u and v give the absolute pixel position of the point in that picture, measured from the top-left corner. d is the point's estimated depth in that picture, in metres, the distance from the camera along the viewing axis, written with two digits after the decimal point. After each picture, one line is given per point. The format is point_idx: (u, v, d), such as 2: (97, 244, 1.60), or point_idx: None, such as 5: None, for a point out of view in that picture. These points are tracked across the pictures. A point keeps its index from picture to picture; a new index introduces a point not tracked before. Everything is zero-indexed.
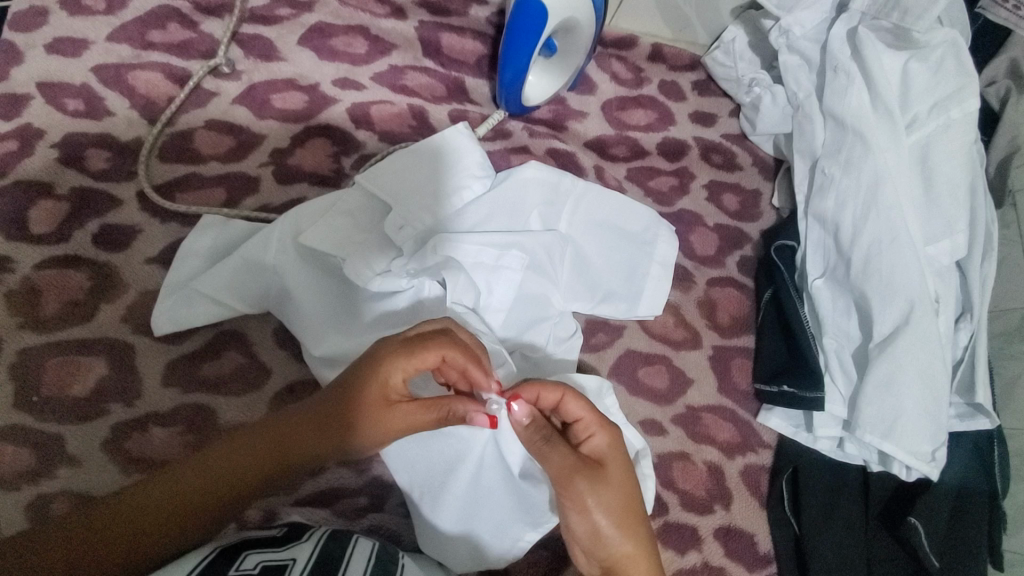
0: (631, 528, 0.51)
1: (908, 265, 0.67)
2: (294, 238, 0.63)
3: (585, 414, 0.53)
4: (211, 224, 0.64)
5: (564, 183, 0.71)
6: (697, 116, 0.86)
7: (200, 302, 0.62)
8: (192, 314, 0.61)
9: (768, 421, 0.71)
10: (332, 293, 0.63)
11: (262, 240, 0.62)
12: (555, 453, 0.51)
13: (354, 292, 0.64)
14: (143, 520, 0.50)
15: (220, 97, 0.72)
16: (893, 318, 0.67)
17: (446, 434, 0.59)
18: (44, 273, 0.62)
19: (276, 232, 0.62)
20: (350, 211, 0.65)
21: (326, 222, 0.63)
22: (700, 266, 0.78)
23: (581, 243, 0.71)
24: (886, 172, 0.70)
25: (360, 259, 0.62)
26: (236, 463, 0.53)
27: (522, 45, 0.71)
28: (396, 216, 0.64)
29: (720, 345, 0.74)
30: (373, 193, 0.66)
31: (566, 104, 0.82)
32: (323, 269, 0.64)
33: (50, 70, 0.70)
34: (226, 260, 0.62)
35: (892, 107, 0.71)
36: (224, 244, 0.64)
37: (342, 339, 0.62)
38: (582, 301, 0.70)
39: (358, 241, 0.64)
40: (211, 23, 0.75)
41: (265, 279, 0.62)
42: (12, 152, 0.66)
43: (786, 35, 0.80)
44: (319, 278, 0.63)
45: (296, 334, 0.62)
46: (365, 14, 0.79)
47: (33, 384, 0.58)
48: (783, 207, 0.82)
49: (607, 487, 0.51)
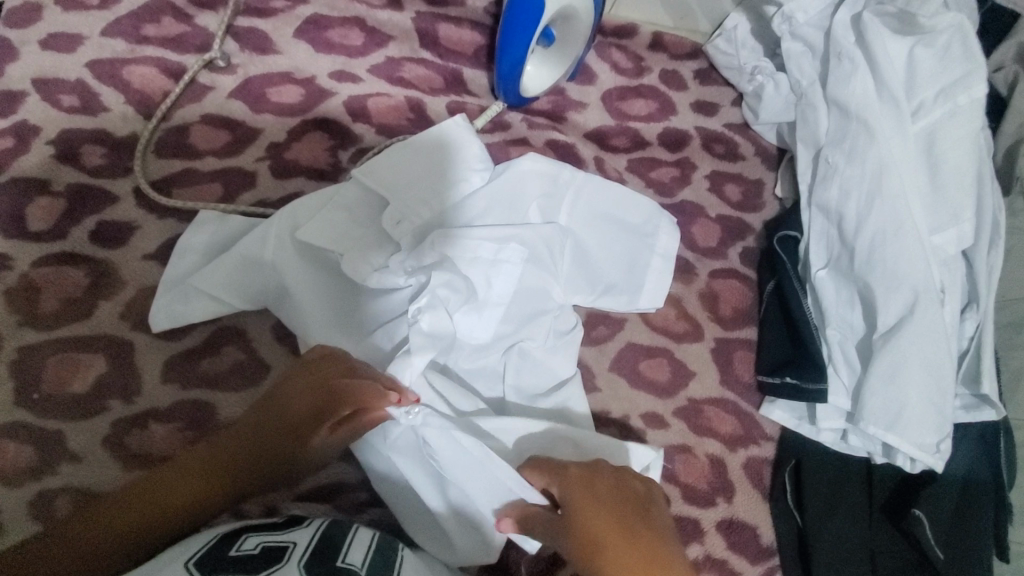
0: (617, 547, 0.52)
1: (913, 255, 0.66)
2: (291, 233, 0.63)
3: (534, 474, 0.57)
4: (210, 220, 0.64)
5: (563, 174, 0.71)
6: (699, 105, 0.84)
7: (199, 299, 0.61)
8: (188, 309, 0.61)
9: (770, 413, 0.70)
10: (332, 291, 0.63)
11: (259, 234, 0.62)
12: (510, 507, 0.56)
13: (353, 288, 0.64)
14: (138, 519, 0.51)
15: (215, 92, 0.71)
16: (898, 309, 0.66)
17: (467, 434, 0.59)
18: (42, 271, 0.62)
19: (274, 227, 0.62)
20: (348, 206, 0.64)
21: (324, 218, 0.63)
22: (702, 258, 0.77)
23: (579, 238, 0.71)
24: (892, 160, 0.69)
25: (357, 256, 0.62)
26: (221, 458, 0.55)
27: (520, 35, 0.69)
28: (392, 213, 0.64)
29: (721, 337, 0.74)
30: (369, 188, 0.65)
31: (565, 94, 0.81)
32: (322, 265, 0.63)
33: (44, 66, 0.69)
34: (224, 258, 0.61)
35: (897, 94, 0.70)
36: (222, 239, 0.64)
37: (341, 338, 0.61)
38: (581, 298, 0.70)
39: (357, 237, 0.63)
40: (207, 16, 0.75)
41: (264, 276, 0.62)
42: (8, 149, 0.65)
43: (789, 22, 0.78)
44: (318, 274, 0.63)
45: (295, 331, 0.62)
46: (361, 6, 0.78)
47: (34, 382, 0.58)
48: (786, 197, 0.81)
49: (573, 514, 0.54)
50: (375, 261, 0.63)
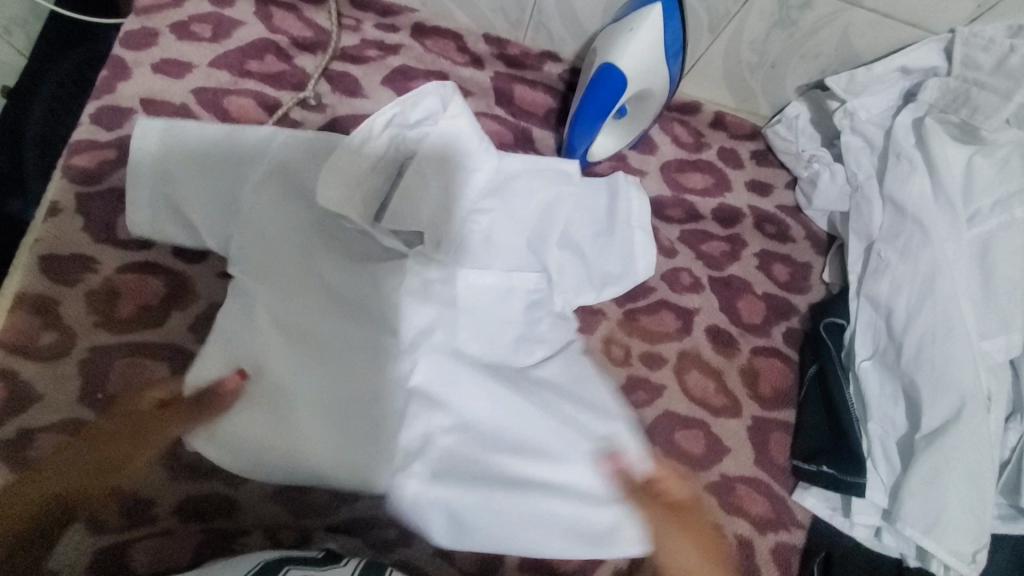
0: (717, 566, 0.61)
1: (962, 360, 0.66)
2: (164, 179, 0.63)
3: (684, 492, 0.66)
4: (253, 227, 0.62)
5: (619, 213, 0.75)
6: (754, 184, 0.85)
7: (260, 276, 0.62)
8: (183, 171, 0.63)
9: (803, 500, 0.72)
10: (283, 378, 0.60)
11: (243, 184, 0.64)
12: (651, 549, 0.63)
13: (295, 345, 0.62)
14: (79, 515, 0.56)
15: (304, 128, 0.74)
16: (943, 412, 0.67)
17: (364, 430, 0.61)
18: (124, 277, 0.65)
19: (209, 213, 0.63)
20: (323, 283, 0.65)
21: (303, 259, 0.64)
22: (745, 333, 0.79)
23: (550, 391, 0.68)
24: (946, 263, 0.70)
25: (315, 327, 0.63)
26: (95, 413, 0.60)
27: (595, 113, 0.71)
28: (396, 199, 0.68)
29: (760, 416, 0.76)
30: (404, 137, 0.70)
31: (626, 162, 0.84)
32: (282, 325, 0.62)
33: (153, 88, 0.71)
34: (262, 225, 0.63)
35: (953, 199, 0.71)
36: (172, 134, 0.64)
37: (296, 398, 0.60)
38: (539, 428, 0.65)
39: (335, 359, 0.63)
40: (306, 58, 0.77)
41: (286, 288, 0.63)
42: (110, 160, 0.68)
43: (852, 117, 0.78)
44: (268, 295, 0.62)
45: (284, 368, 0.61)
46: (445, 61, 0.81)
47: (99, 382, 0.62)
48: (833, 282, 0.82)
49: None
50: (317, 321, 0.64)
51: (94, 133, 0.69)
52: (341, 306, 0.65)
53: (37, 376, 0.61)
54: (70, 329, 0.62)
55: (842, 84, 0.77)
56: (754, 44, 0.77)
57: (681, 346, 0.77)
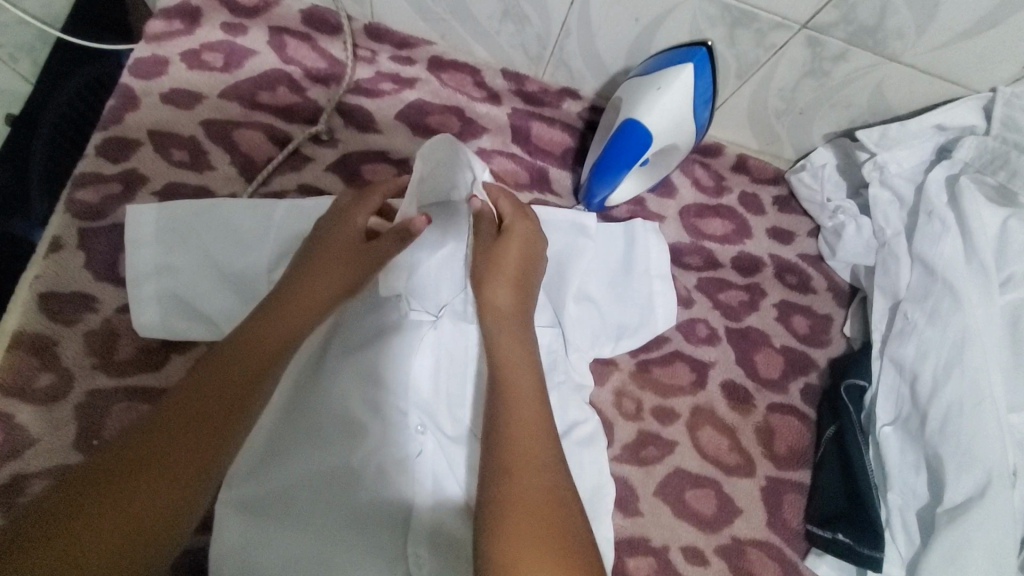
0: None
1: (991, 435, 0.64)
2: (177, 223, 0.64)
3: None
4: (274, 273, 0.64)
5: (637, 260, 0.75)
6: (775, 231, 0.82)
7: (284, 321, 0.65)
8: (184, 261, 0.64)
9: (817, 567, 0.69)
10: (286, 474, 0.61)
11: (257, 263, 0.65)
12: None
13: (297, 433, 0.63)
14: (129, 529, 0.47)
15: (315, 164, 0.72)
16: (967, 488, 0.64)
17: (362, 487, 0.62)
18: (124, 317, 0.63)
19: (226, 260, 0.64)
20: (346, 342, 0.67)
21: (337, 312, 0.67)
22: (761, 389, 0.76)
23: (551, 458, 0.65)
24: (975, 330, 0.67)
25: (324, 399, 0.64)
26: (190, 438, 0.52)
27: (617, 165, 0.69)
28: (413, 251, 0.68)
29: (773, 476, 0.73)
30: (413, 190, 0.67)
31: (644, 205, 0.81)
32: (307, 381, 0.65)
33: (162, 119, 0.70)
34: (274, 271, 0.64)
35: (985, 264, 0.69)
36: (169, 222, 0.64)
37: (309, 451, 0.62)
38: None
39: (348, 409, 0.64)
40: (319, 91, 0.75)
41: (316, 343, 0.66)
42: (115, 194, 0.66)
43: (881, 170, 0.75)
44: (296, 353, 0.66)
45: (302, 420, 0.64)
46: (461, 96, 0.78)
47: (96, 428, 0.60)
48: (854, 337, 0.79)
49: None
50: (317, 407, 0.64)
51: (99, 165, 0.67)
52: (359, 361, 0.66)
53: (32, 420, 0.59)
54: (69, 371, 0.61)
55: (873, 137, 0.74)
56: (782, 92, 0.74)
57: (694, 401, 0.75)
